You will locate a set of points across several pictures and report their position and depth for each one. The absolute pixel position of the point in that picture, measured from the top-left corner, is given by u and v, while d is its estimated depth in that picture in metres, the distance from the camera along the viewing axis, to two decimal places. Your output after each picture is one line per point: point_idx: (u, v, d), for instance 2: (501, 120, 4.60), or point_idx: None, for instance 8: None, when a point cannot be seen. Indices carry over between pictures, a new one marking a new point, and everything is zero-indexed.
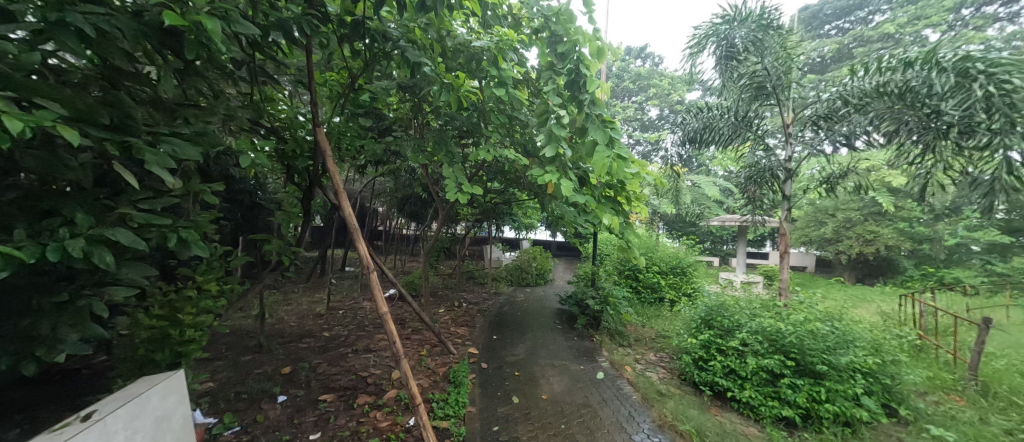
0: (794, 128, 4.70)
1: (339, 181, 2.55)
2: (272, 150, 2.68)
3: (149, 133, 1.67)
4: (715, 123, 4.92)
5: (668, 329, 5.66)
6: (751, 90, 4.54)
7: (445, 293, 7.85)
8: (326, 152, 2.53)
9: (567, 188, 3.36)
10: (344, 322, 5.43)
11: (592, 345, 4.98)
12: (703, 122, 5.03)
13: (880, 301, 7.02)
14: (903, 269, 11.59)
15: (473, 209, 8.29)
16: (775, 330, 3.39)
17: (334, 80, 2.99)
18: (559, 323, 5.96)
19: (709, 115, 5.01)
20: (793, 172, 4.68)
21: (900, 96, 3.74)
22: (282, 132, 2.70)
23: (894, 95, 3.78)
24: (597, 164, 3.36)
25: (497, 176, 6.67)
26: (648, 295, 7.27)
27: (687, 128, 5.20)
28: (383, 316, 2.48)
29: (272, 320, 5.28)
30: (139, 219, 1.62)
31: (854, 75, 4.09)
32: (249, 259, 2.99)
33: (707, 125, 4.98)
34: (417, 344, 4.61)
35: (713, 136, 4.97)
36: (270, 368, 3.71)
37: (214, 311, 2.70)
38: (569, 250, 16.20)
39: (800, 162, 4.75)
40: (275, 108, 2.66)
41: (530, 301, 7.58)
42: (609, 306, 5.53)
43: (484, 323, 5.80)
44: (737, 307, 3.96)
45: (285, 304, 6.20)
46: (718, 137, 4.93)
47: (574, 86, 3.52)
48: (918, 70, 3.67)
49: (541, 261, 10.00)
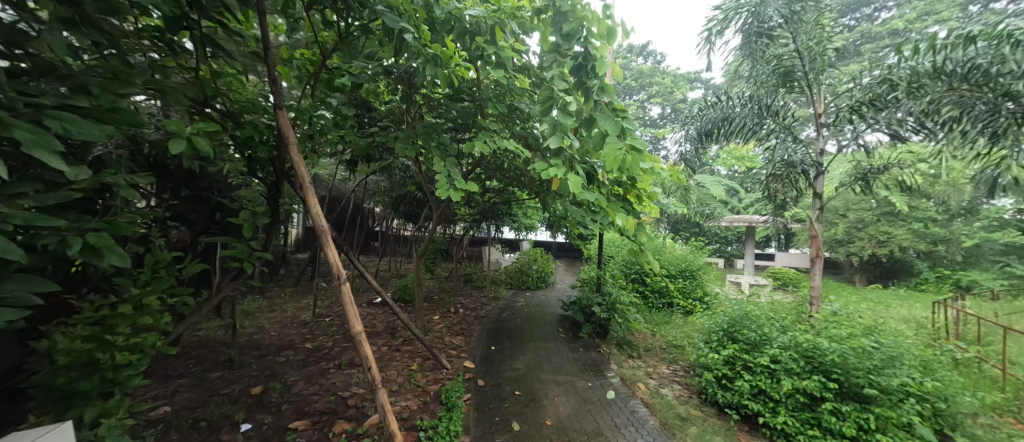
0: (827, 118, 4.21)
1: (306, 175, 2.14)
2: (228, 139, 2.27)
3: (31, 106, 1.25)
4: (737, 112, 4.44)
5: (680, 339, 5.28)
6: (778, 76, 4.12)
7: (440, 298, 7.42)
8: (289, 140, 2.12)
9: (575, 184, 2.90)
10: (330, 332, 4.99)
11: (599, 357, 4.55)
12: (723, 112, 4.56)
13: (905, 307, 6.59)
14: (916, 271, 11.13)
15: (471, 209, 7.94)
16: (812, 346, 2.98)
17: (304, 58, 2.58)
18: (563, 331, 5.54)
19: (729, 104, 4.56)
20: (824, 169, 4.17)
21: (964, 77, 3.37)
22: (242, 116, 2.29)
23: (957, 76, 3.41)
24: (608, 157, 3.02)
25: (495, 174, 6.28)
26: (655, 301, 6.87)
27: (704, 120, 4.72)
28: (358, 337, 2.05)
29: (252, 331, 4.86)
30: (18, 219, 1.20)
31: (901, 55, 3.67)
32: (207, 267, 2.57)
33: (726, 116, 4.52)
34: (408, 358, 4.19)
35: (734, 126, 4.49)
36: (239, 388, 3.29)
37: (160, 328, 2.28)
38: (569, 253, 15.82)
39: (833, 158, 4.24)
40: (233, 89, 2.26)
41: (531, 306, 7.17)
42: (617, 314, 5.13)
43: (482, 332, 5.39)
44: (764, 318, 3.55)
45: (269, 312, 5.78)
46: (740, 128, 4.43)
47: (580, 73, 3.20)
48: (985, 46, 3.34)
49: (542, 263, 9.60)
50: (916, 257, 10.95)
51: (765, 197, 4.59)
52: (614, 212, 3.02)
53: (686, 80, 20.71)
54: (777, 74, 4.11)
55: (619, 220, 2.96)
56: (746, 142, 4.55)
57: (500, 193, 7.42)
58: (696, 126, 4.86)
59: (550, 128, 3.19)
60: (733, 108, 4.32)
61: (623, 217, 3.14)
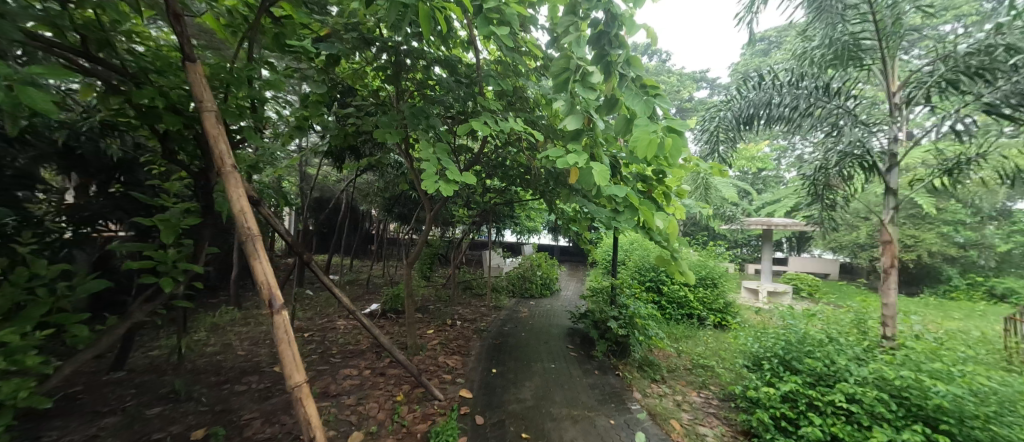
0: (901, 98, 3.50)
1: (224, 152, 1.48)
2: (125, 106, 1.64)
3: None
4: (787, 93, 3.71)
5: (708, 358, 4.61)
6: (845, 48, 3.39)
7: (437, 307, 6.78)
8: (202, 102, 1.47)
9: (601, 175, 2.25)
10: (307, 351, 4.33)
11: (619, 383, 3.88)
12: (769, 93, 3.83)
13: (955, 321, 5.86)
14: (945, 277, 10.38)
15: (471, 211, 7.30)
16: (905, 384, 2.32)
17: (241, 5, 1.94)
18: (574, 349, 4.87)
19: (777, 83, 3.81)
20: (895, 157, 3.49)
21: None
22: (148, 75, 1.66)
23: None
24: (639, 142, 2.36)
25: (497, 170, 5.70)
26: (673, 312, 6.21)
27: (745, 102, 3.97)
28: (299, 388, 1.39)
29: (215, 351, 4.20)
30: None
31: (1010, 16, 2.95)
32: (111, 283, 1.93)
33: (773, 97, 3.78)
34: (393, 385, 3.53)
35: (783, 110, 3.75)
36: (177, 430, 2.65)
37: (32, 371, 1.64)
38: (573, 257, 15.22)
39: (909, 144, 3.52)
40: (131, 37, 1.63)
41: (536, 317, 6.51)
42: (636, 330, 4.47)
43: (482, 350, 4.73)
44: (831, 344, 2.89)
45: (242, 326, 5.14)
46: (791, 112, 3.70)
47: (601, 44, 2.56)
48: None
49: (546, 269, 8.94)
50: (944, 263, 10.24)
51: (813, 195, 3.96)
52: (648, 213, 2.35)
53: (692, 80, 20.20)
54: (842, 45, 3.40)
55: (656, 223, 2.29)
56: (795, 129, 3.84)
57: (503, 193, 6.81)
58: (734, 111, 4.09)
59: (565, 108, 2.55)
60: (779, 91, 3.63)
61: (659, 218, 2.48)
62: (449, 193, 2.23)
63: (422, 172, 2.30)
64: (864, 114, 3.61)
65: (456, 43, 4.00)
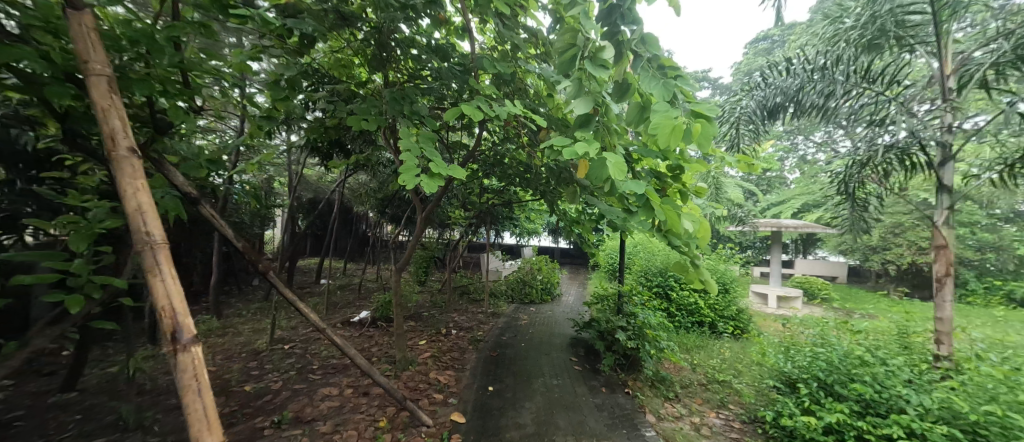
0: (955, 80, 3.10)
1: (113, 131, 1.07)
2: (7, 75, 1.27)
3: None
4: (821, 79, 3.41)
5: (725, 374, 4.22)
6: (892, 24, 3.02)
7: (431, 314, 6.40)
8: (91, 63, 1.09)
9: (617, 168, 1.83)
10: (285, 366, 3.94)
11: (629, 404, 3.49)
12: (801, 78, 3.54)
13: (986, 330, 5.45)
14: (961, 281, 9.98)
15: (467, 212, 6.93)
16: (982, 421, 1.93)
17: None
18: (578, 362, 4.47)
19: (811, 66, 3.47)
20: (949, 147, 3.09)
21: None
22: (36, 34, 1.28)
23: None
24: (661, 129, 1.97)
25: (495, 167, 5.35)
26: (682, 320, 5.84)
27: (772, 89, 3.68)
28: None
29: (182, 367, 3.80)
30: None
31: None
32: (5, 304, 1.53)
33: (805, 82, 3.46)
34: (377, 407, 3.14)
35: (816, 97, 3.45)
36: None
37: None
38: (574, 260, 14.86)
39: (965, 133, 3.12)
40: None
41: (536, 325, 6.13)
42: (647, 343, 4.08)
43: (478, 364, 4.34)
44: (878, 365, 2.51)
45: (219, 337, 4.75)
46: (825, 99, 3.40)
47: (611, 20, 2.20)
48: None
49: (546, 272, 8.55)
50: (960, 266, 9.84)
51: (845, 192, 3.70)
52: (672, 216, 1.93)
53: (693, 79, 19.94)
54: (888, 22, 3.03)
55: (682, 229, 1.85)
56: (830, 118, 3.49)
57: (501, 194, 6.46)
58: (761, 99, 3.76)
59: (572, 90, 2.15)
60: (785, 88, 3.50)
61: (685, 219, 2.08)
62: (431, 190, 1.82)
63: (401, 165, 1.90)
64: (911, 100, 3.23)
65: (450, 29, 3.65)
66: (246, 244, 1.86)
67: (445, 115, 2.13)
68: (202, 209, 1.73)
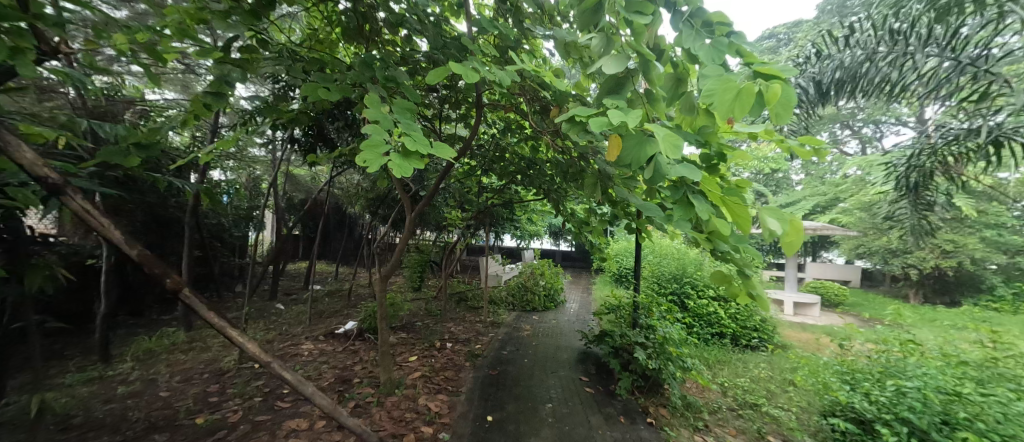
0: None
1: None
2: None
3: None
4: (894, 52, 2.83)
5: (758, 398, 3.68)
6: None
7: (425, 324, 5.87)
8: None
9: (669, 143, 1.27)
10: (250, 390, 3.39)
11: (653, 438, 2.95)
12: (866, 50, 2.95)
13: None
14: (988, 286, 9.43)
15: (465, 212, 6.42)
16: None
17: None
18: (591, 383, 3.92)
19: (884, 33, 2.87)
20: None
21: None
22: None
23: None
24: (725, 95, 1.40)
25: (495, 163, 4.85)
26: (701, 331, 5.30)
27: (830, 63, 3.12)
28: None
29: (127, 393, 3.24)
30: None
31: None
32: None
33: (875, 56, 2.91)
34: None
35: (886, 74, 2.90)
36: None
37: None
38: (575, 262, 14.32)
39: None
40: None
41: (540, 336, 5.60)
42: (671, 362, 3.54)
43: (476, 385, 3.79)
44: (983, 405, 1.97)
45: (182, 354, 4.20)
46: (898, 76, 2.86)
47: None
48: None
49: (549, 278, 8.02)
50: (986, 270, 9.30)
51: (906, 186, 3.26)
52: (748, 215, 1.38)
53: None
54: None
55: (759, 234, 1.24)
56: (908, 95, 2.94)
57: (501, 192, 5.95)
58: (819, 75, 3.22)
59: (600, 46, 1.60)
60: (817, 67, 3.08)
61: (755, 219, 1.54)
62: (404, 174, 1.28)
63: (364, 140, 1.35)
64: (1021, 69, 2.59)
65: (445, 2, 3.14)
66: (143, 252, 1.32)
67: (428, 75, 1.57)
68: (69, 202, 1.20)
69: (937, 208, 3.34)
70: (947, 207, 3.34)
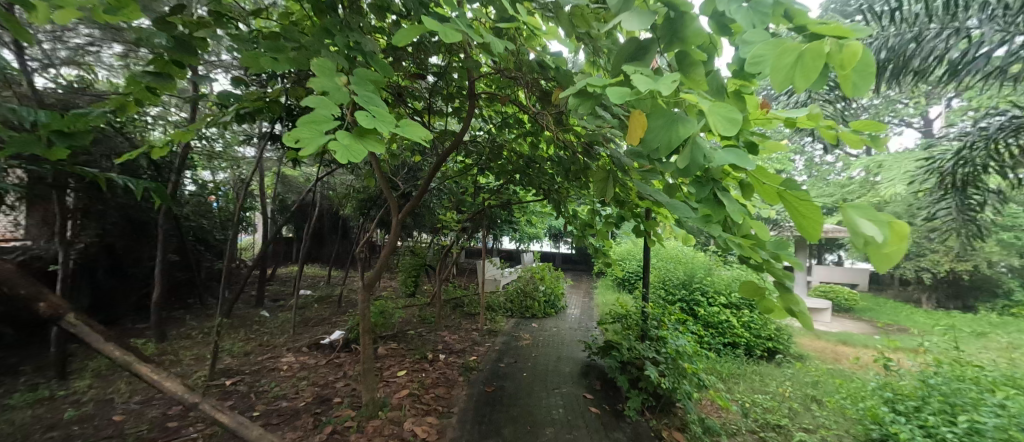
0: None
1: None
2: None
3: None
4: (947, 30, 2.56)
5: (782, 419, 3.32)
6: None
7: (417, 333, 5.51)
8: None
9: (728, 118, 0.90)
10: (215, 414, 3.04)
11: None
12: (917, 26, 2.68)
13: None
14: (1004, 290, 9.07)
15: (461, 214, 6.08)
16: None
17: None
18: (596, 402, 3.56)
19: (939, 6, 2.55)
20: None
21: None
22: None
23: None
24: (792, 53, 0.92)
25: (492, 161, 4.52)
26: (713, 341, 4.95)
27: (874, 42, 2.83)
28: None
29: (75, 418, 2.89)
30: None
31: None
32: None
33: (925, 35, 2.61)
34: None
35: (941, 51, 2.61)
36: None
37: None
38: (576, 266, 13.97)
39: None
40: None
41: (541, 346, 5.24)
42: (685, 380, 3.19)
43: (469, 404, 3.43)
44: None
45: None
46: (954, 55, 2.56)
47: None
48: None
49: (549, 282, 7.67)
50: (1003, 273, 8.93)
51: (953, 183, 2.92)
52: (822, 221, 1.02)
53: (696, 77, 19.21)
54: None
55: (853, 240, 0.89)
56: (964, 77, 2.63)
57: (499, 193, 5.61)
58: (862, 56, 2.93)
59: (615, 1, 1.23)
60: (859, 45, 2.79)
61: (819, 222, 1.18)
62: (348, 161, 0.90)
63: (304, 113, 0.98)
64: None
65: None
66: None
67: (396, 36, 1.21)
68: None
69: (985, 208, 2.99)
70: (997, 206, 2.98)
